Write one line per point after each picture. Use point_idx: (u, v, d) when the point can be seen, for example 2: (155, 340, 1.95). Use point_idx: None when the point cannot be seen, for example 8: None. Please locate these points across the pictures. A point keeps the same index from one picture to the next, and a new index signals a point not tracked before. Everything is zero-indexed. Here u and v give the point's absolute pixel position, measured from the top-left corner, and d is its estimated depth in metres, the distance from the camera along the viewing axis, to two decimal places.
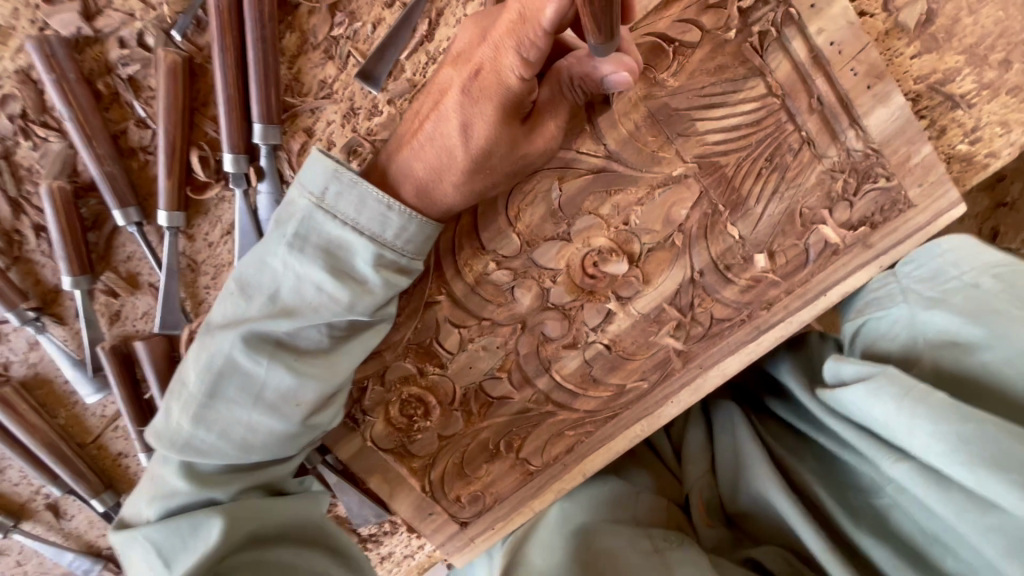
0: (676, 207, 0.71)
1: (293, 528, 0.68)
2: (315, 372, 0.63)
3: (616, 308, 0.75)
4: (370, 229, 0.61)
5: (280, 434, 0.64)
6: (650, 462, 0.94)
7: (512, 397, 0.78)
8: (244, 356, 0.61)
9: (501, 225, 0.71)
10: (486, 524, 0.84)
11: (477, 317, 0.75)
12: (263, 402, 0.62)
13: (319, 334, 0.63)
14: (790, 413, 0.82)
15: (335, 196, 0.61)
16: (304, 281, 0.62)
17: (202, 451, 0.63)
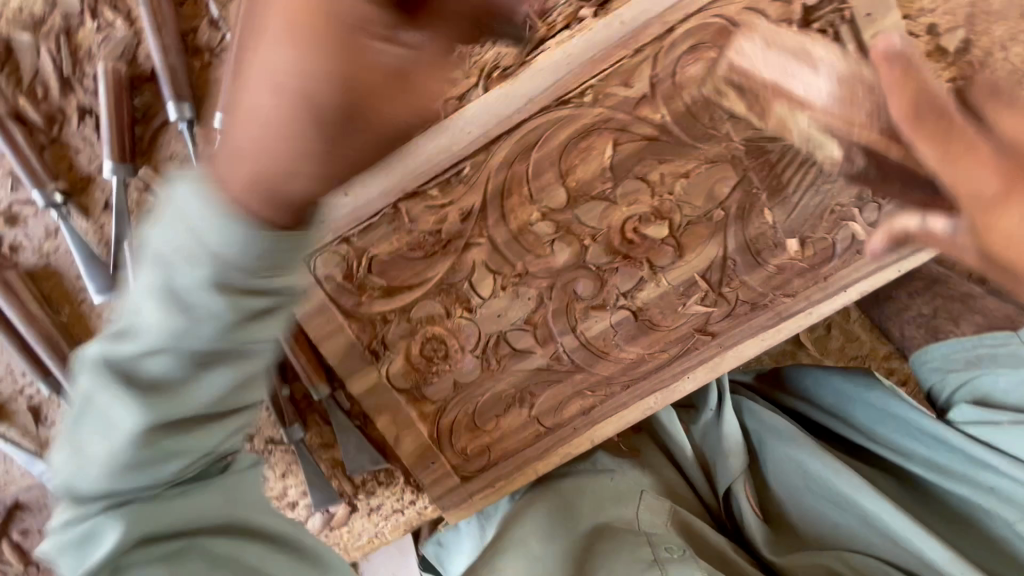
0: (719, 184, 0.74)
1: (218, 522, 0.51)
2: (164, 409, 0.42)
3: (649, 277, 0.77)
4: (224, 251, 0.36)
5: (127, 464, 0.44)
6: (653, 454, 0.97)
7: (535, 352, 0.79)
8: (87, 411, 0.43)
9: (552, 177, 0.73)
10: (487, 480, 0.83)
11: (514, 265, 0.76)
12: (112, 458, 0.43)
13: (170, 362, 0.41)
14: (857, 435, 0.91)
15: (199, 217, 0.36)
16: (138, 311, 0.40)
17: (74, 486, 0.45)
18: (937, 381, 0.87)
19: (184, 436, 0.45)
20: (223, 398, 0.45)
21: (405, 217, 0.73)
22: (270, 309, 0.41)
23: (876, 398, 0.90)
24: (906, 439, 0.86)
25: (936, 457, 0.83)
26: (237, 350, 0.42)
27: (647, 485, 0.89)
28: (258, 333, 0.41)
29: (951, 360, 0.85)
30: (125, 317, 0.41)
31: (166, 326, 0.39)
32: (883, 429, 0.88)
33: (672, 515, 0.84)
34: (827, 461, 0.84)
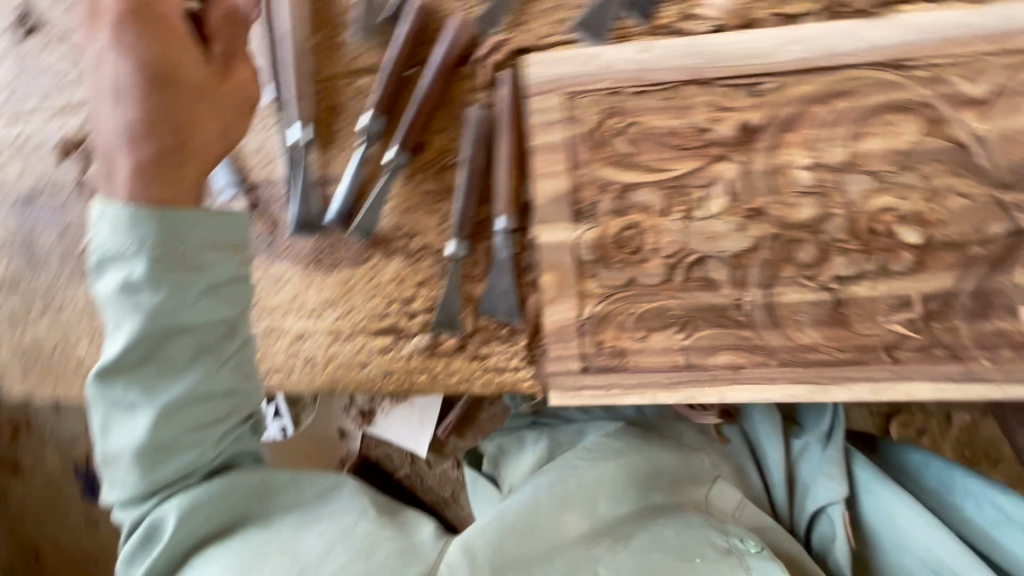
0: (992, 221, 0.70)
1: (218, 401, 0.74)
2: (176, 284, 0.67)
3: (871, 275, 0.74)
4: (126, 265, 0.66)
5: (139, 442, 0.70)
6: (734, 451, 1.03)
7: (721, 289, 0.77)
8: (121, 321, 0.68)
9: (841, 133, 0.70)
10: (605, 382, 0.83)
11: (754, 198, 0.73)
12: (131, 373, 0.69)
13: (121, 335, 0.68)
14: (961, 527, 0.89)
15: (120, 234, 0.66)
16: (110, 262, 0.67)
17: (116, 466, 0.71)
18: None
19: (183, 340, 0.70)
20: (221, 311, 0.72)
21: (684, 100, 0.71)
22: (212, 290, 0.71)
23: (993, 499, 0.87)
24: (1016, 544, 0.84)
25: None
26: (179, 326, 0.69)
27: (721, 475, 0.99)
28: (204, 305, 0.70)
29: None
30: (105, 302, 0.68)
31: (157, 247, 0.67)
32: (995, 529, 0.86)
33: (740, 508, 0.94)
34: (938, 531, 0.82)
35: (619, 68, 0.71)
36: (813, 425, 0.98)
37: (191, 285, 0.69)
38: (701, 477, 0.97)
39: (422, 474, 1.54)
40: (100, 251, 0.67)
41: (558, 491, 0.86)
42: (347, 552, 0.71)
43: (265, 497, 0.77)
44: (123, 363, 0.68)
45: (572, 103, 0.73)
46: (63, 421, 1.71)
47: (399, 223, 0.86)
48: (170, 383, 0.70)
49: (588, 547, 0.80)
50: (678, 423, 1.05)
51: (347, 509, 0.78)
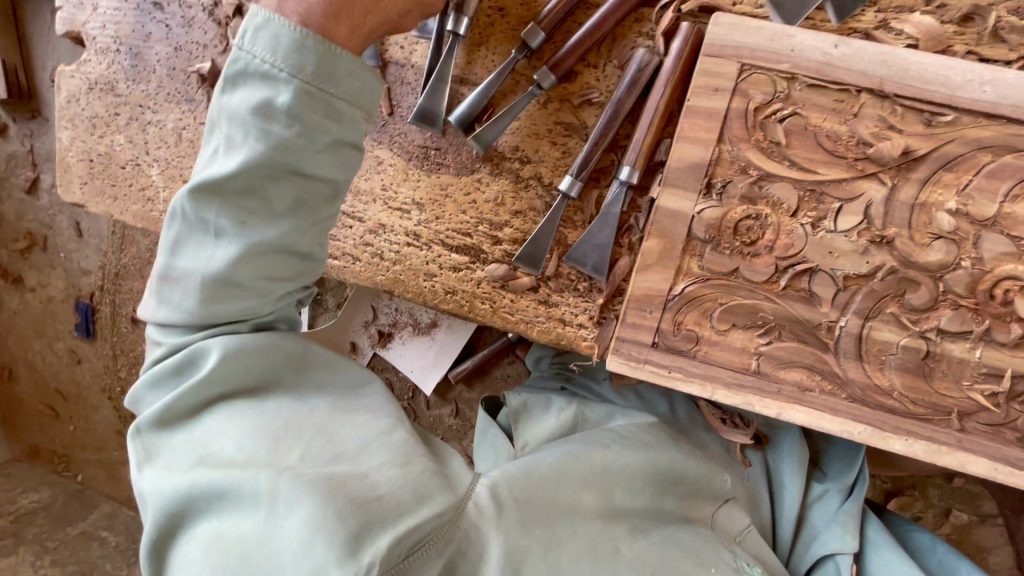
0: None
1: (300, 255, 0.68)
2: (309, 125, 0.61)
3: (972, 337, 0.73)
4: (271, 82, 0.60)
5: (221, 272, 0.63)
6: (753, 480, 0.98)
7: (819, 306, 0.76)
8: (238, 141, 0.61)
9: (996, 189, 0.69)
10: (669, 362, 0.81)
11: (886, 226, 0.73)
12: (228, 195, 0.62)
13: (236, 153, 0.61)
14: None
15: (275, 52, 0.60)
16: (251, 74, 0.60)
17: (172, 288, 0.65)
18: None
19: (290, 185, 0.63)
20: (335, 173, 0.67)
21: (856, 108, 0.71)
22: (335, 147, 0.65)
23: None
24: None
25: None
26: (299, 168, 0.63)
27: (734, 497, 0.93)
28: (323, 162, 0.64)
29: None
30: (226, 117, 0.62)
31: (303, 80, 0.60)
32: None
33: (744, 534, 0.88)
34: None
35: (804, 55, 0.71)
36: (842, 475, 0.96)
37: (317, 132, 0.62)
38: (717, 493, 0.91)
39: (418, 410, 1.53)
40: (243, 64, 0.60)
41: (580, 465, 0.78)
42: (388, 451, 0.62)
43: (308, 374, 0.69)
44: (224, 182, 0.61)
45: (744, 77, 0.72)
46: (81, 250, 1.68)
47: (518, 145, 0.85)
48: (271, 219, 0.64)
49: (606, 527, 0.72)
50: (706, 433, 1.00)
51: (378, 410, 0.69)
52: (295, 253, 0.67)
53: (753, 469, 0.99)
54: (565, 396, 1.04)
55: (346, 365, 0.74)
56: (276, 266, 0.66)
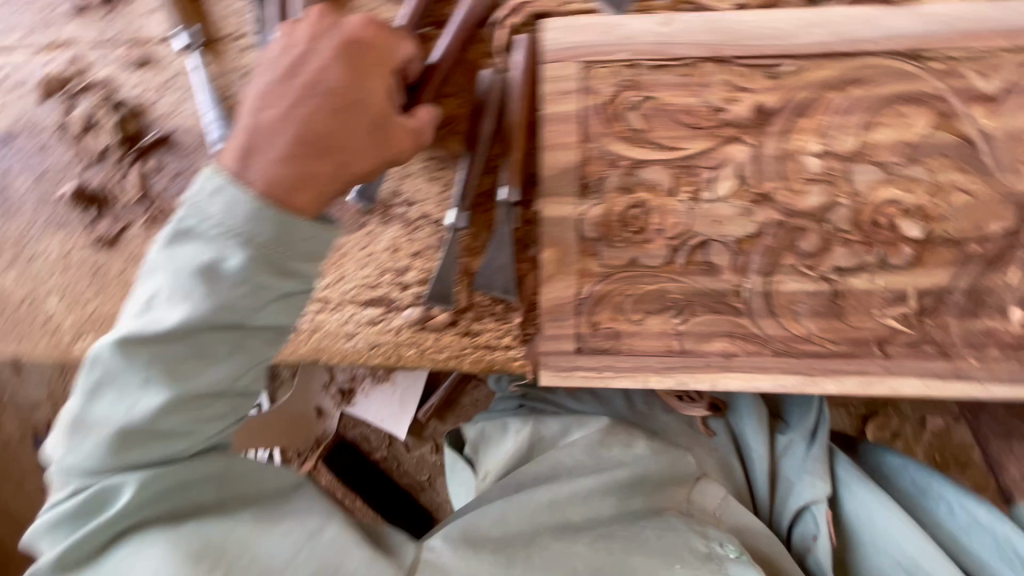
0: (991, 220, 0.71)
1: (245, 398, 0.66)
2: (256, 282, 0.60)
3: (870, 267, 0.74)
4: (224, 239, 0.59)
5: (160, 428, 0.60)
6: (722, 447, 0.98)
7: (721, 274, 0.77)
8: (178, 295, 0.59)
9: (853, 122, 0.70)
10: (597, 364, 0.81)
11: (762, 183, 0.73)
12: (166, 352, 0.59)
13: (179, 305, 0.59)
14: (937, 536, 0.88)
15: (225, 209, 0.59)
16: (205, 228, 0.59)
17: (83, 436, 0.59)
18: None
19: (231, 336, 0.62)
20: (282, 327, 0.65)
21: (703, 78, 0.71)
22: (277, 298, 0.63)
23: (971, 512, 0.87)
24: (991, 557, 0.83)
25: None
26: (244, 322, 0.62)
27: (706, 472, 0.94)
28: (274, 315, 0.63)
29: None
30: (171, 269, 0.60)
31: (254, 235, 0.60)
32: (969, 537, 0.86)
33: (722, 509, 0.90)
34: (912, 534, 0.82)
35: (640, 40, 0.71)
36: (802, 421, 0.97)
37: (255, 274, 0.60)
38: (688, 476, 0.92)
39: (399, 458, 1.51)
40: (196, 219, 0.59)
41: (532, 501, 0.80)
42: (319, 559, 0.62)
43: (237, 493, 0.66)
44: (162, 332, 0.58)
45: (589, 74, 0.72)
46: (25, 383, 1.64)
47: (398, 188, 0.84)
48: (208, 373, 0.61)
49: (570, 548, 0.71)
50: (665, 416, 1.00)
51: (309, 512, 0.67)
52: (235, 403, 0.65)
53: (717, 436, 0.99)
54: (520, 414, 1.02)
55: (273, 468, 0.71)
56: (218, 417, 0.63)
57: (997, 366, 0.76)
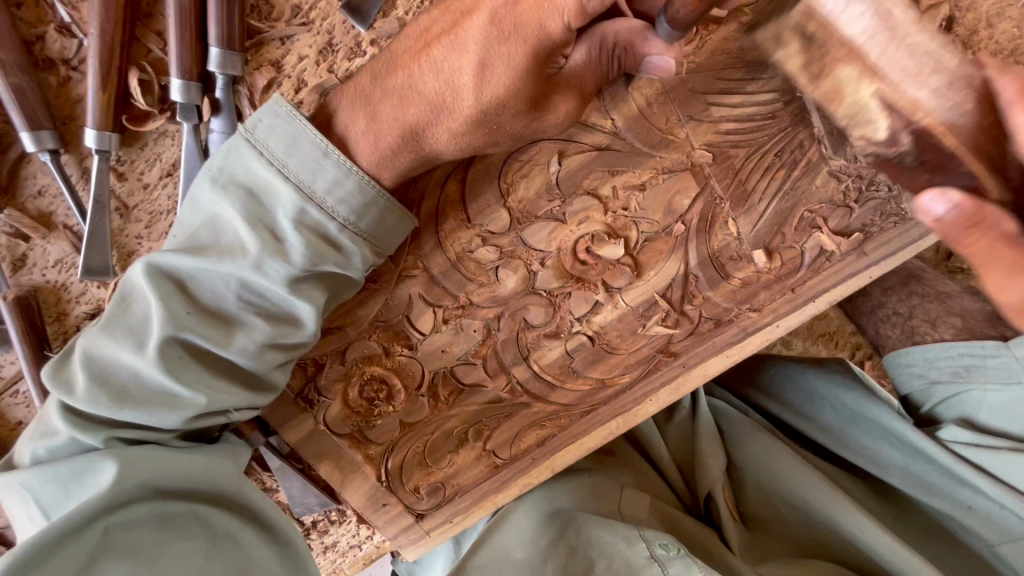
0: (679, 196, 0.66)
1: (203, 486, 0.59)
2: (200, 328, 0.54)
3: (604, 300, 0.70)
4: (233, 253, 0.53)
5: (120, 399, 0.54)
6: (630, 458, 0.96)
7: (485, 386, 0.72)
8: (123, 352, 0.54)
9: (492, 196, 0.64)
10: (444, 516, 0.78)
11: (456, 296, 0.68)
12: (145, 383, 0.54)
13: (181, 356, 0.54)
14: (830, 440, 0.84)
15: (205, 231, 0.54)
16: (220, 221, 0.53)
17: (90, 393, 0.53)
18: (919, 390, 0.81)
19: (181, 469, 0.58)
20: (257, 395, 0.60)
21: None
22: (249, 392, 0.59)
23: (851, 400, 0.82)
24: (877, 442, 0.79)
25: (915, 467, 0.75)
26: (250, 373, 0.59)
27: (625, 482, 0.89)
28: (227, 395, 0.57)
29: (939, 366, 0.78)
30: (195, 236, 0.54)
31: (216, 254, 0.53)
32: (856, 433, 0.82)
33: (654, 511, 0.85)
34: (799, 472, 0.82)
35: None
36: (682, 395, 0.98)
37: (220, 383, 0.57)
38: (607, 490, 0.86)
39: None
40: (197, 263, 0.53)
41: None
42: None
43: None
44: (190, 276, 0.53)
45: None
46: None
47: None
48: (189, 385, 0.54)
49: None
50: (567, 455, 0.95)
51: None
52: (220, 478, 0.60)
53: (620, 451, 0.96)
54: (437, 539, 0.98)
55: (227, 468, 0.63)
56: (205, 480, 0.59)
57: (774, 306, 0.72)
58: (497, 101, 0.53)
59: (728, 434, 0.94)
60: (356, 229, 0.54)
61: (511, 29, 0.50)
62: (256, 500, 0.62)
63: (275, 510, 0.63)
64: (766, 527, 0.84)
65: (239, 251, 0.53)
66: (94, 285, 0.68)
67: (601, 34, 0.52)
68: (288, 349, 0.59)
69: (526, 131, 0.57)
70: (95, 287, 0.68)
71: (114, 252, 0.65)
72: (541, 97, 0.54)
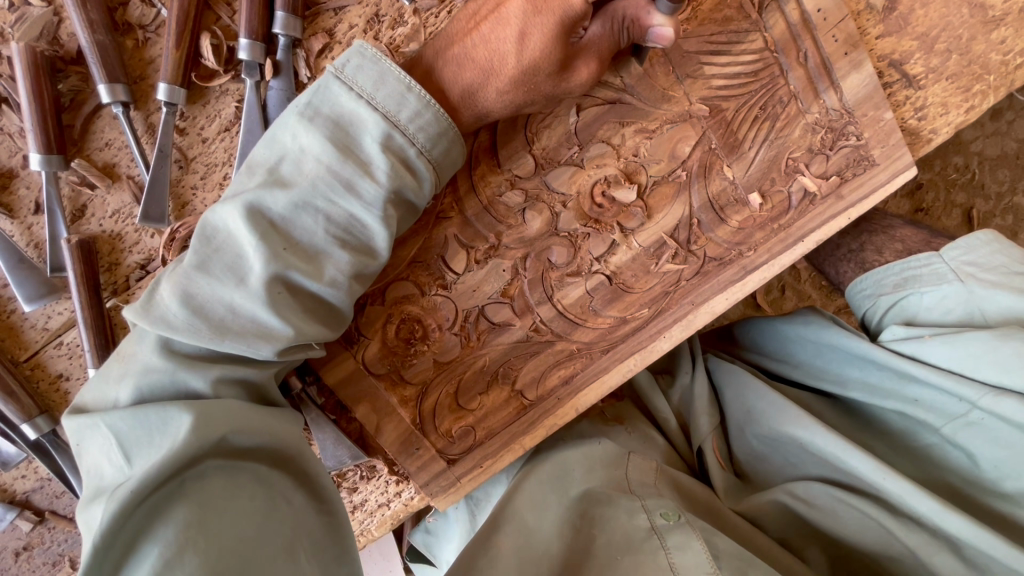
0: (680, 144, 0.76)
1: (268, 444, 0.61)
2: (298, 262, 0.59)
3: (620, 240, 0.78)
4: (330, 190, 0.59)
5: (220, 332, 0.57)
6: (637, 421, 0.97)
7: (514, 324, 0.78)
8: (222, 287, 0.58)
9: (518, 144, 0.73)
10: (474, 460, 0.81)
11: (487, 237, 0.75)
12: (243, 315, 0.58)
13: (279, 289, 0.59)
14: (805, 375, 0.91)
15: (291, 169, 0.60)
16: (308, 156, 0.60)
17: (194, 328, 0.57)
18: (869, 307, 0.87)
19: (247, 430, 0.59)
20: (335, 329, 0.66)
21: None
22: (329, 322, 0.65)
23: (813, 330, 0.90)
24: (845, 366, 0.85)
25: (872, 378, 0.81)
26: (331, 307, 0.65)
27: (632, 450, 0.89)
28: (315, 324, 0.63)
29: (880, 282, 0.85)
30: (283, 174, 0.60)
31: (314, 191, 0.59)
32: (823, 362, 0.89)
33: (660, 475, 0.83)
34: (768, 402, 0.86)
35: None
36: (682, 362, 1.03)
37: (307, 316, 0.62)
38: (616, 461, 0.85)
39: None
40: (297, 197, 0.58)
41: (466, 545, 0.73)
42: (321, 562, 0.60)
43: (272, 560, 0.55)
44: (285, 211, 0.59)
45: None
46: None
47: None
48: (285, 317, 0.59)
49: None
50: (577, 425, 0.96)
51: None
52: (281, 439, 0.62)
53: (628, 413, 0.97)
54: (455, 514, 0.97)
55: (282, 421, 0.64)
56: (264, 440, 0.61)
57: (769, 246, 0.80)
58: (533, 62, 0.64)
59: (718, 385, 0.99)
60: (430, 155, 0.63)
61: (544, 5, 0.63)
62: (312, 465, 0.65)
63: (327, 479, 0.66)
64: (755, 472, 0.87)
65: (334, 185, 0.59)
66: (147, 235, 0.72)
67: (614, 6, 0.64)
68: (364, 282, 0.65)
69: (555, 92, 0.68)
70: (148, 236, 0.72)
71: (170, 200, 0.70)
72: (567, 60, 0.65)
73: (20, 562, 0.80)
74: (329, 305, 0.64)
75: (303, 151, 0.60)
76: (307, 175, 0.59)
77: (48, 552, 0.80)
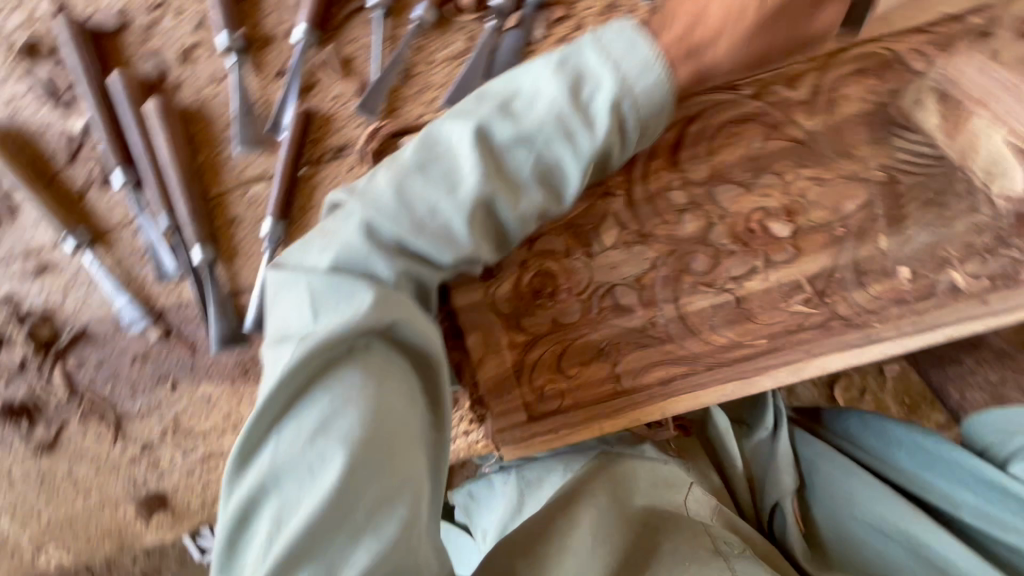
0: (847, 200, 0.79)
1: (418, 346, 0.66)
2: (502, 186, 0.66)
3: (760, 268, 0.81)
4: (551, 134, 0.65)
5: (419, 226, 0.64)
6: (698, 460, 0.99)
7: (635, 311, 0.82)
8: (432, 188, 0.64)
9: (700, 151, 0.78)
10: (553, 424, 0.84)
11: (641, 225, 0.80)
12: (442, 217, 0.65)
13: (478, 206, 0.65)
14: (904, 480, 0.92)
15: (521, 106, 0.66)
16: (542, 99, 0.65)
17: (399, 217, 0.64)
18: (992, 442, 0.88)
19: (410, 326, 0.63)
20: (501, 251, 0.73)
21: None
22: (499, 246, 0.72)
23: (929, 443, 0.92)
24: (956, 487, 0.87)
25: (986, 507, 0.84)
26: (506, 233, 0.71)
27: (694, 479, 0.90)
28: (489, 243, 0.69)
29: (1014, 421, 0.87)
30: (512, 107, 0.66)
31: (538, 129, 0.65)
32: (929, 475, 0.91)
33: (719, 513, 0.84)
34: (881, 493, 0.88)
35: None
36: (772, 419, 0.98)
37: (487, 234, 0.69)
38: (678, 482, 0.87)
39: None
40: (522, 130, 0.64)
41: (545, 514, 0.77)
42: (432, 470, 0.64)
43: (401, 448, 0.60)
44: (506, 141, 0.65)
45: None
46: None
47: None
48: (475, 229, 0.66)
49: None
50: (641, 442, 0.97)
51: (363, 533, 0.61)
52: (430, 345, 0.66)
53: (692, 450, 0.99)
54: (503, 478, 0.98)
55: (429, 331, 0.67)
56: (419, 341, 0.65)
57: (899, 323, 0.81)
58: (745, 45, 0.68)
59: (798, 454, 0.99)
60: (647, 125, 0.68)
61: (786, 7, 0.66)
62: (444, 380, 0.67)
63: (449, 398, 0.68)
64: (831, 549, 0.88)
65: (556, 131, 0.65)
66: (354, 124, 0.81)
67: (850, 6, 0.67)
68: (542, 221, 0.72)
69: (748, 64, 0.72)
70: (354, 126, 0.81)
71: (386, 99, 0.80)
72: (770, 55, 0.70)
73: (134, 366, 0.87)
74: (506, 231, 0.71)
75: (539, 93, 0.66)
76: (535, 115, 0.65)
77: (159, 366, 0.87)
